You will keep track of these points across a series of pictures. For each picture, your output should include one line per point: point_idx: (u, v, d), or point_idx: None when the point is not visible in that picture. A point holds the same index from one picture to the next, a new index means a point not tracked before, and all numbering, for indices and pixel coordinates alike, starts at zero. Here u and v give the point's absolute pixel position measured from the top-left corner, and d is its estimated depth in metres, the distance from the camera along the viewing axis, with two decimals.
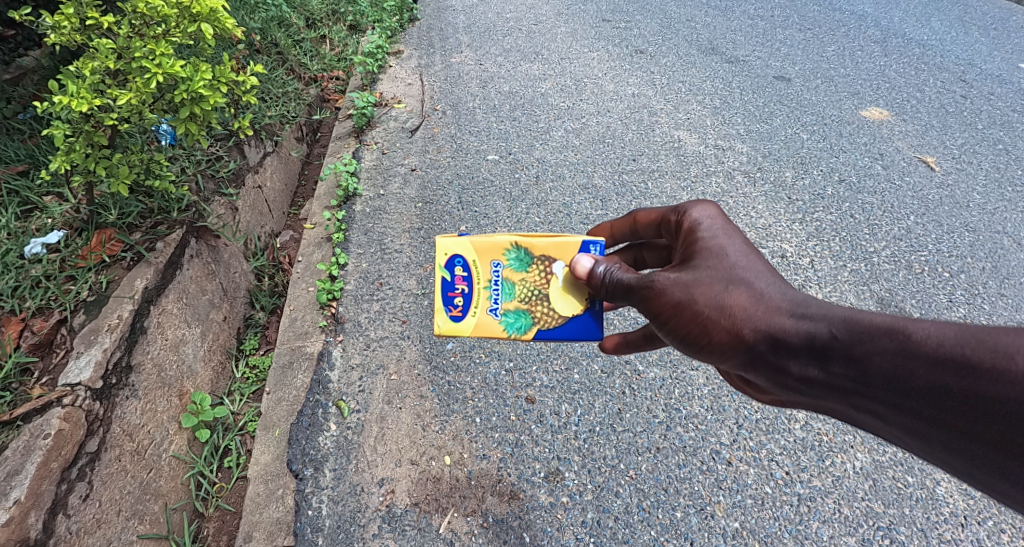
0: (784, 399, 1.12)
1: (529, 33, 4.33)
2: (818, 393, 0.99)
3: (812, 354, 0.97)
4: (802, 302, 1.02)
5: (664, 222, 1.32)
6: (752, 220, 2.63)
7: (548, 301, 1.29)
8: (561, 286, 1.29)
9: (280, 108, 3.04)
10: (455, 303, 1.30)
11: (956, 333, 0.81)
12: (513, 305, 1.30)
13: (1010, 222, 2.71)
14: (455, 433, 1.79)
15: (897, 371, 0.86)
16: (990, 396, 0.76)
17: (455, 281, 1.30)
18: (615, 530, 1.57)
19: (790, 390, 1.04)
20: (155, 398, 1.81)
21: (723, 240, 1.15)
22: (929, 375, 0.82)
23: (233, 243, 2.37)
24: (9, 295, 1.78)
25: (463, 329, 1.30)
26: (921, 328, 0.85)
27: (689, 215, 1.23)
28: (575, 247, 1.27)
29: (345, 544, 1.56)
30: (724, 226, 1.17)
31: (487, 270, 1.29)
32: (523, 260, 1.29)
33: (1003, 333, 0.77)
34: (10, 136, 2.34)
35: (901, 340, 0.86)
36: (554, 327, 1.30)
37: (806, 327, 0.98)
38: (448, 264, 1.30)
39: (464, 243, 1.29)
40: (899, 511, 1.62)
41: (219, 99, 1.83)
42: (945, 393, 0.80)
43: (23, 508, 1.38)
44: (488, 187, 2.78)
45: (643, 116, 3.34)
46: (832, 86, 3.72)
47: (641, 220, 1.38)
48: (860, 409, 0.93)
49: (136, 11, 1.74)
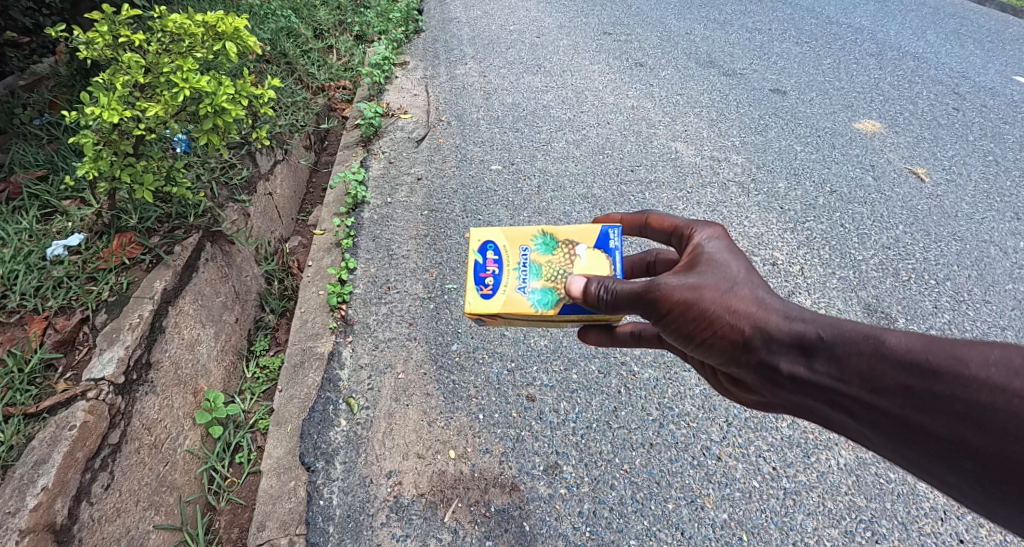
0: (770, 401, 1.14)
1: (532, 46, 4.45)
2: (800, 391, 1.02)
3: (798, 352, 1.00)
4: (793, 307, 1.06)
5: (675, 234, 1.36)
6: (745, 228, 2.72)
7: (573, 278, 1.31)
8: (585, 264, 1.32)
9: (290, 118, 3.16)
10: (486, 282, 1.33)
11: (923, 340, 0.86)
12: (540, 283, 1.31)
13: (997, 231, 2.80)
14: (460, 429, 1.87)
15: (871, 372, 0.90)
16: (952, 398, 0.80)
17: (486, 263, 1.36)
18: (609, 521, 1.65)
19: (775, 387, 1.07)
20: (172, 394, 1.88)
21: (727, 258, 1.18)
22: (898, 376, 0.86)
23: (245, 248, 2.46)
24: (32, 295, 1.89)
25: (492, 306, 1.30)
26: (894, 334, 0.89)
27: (698, 234, 1.28)
28: (595, 232, 1.36)
29: (354, 532, 1.64)
30: (730, 246, 1.22)
31: (516, 252, 1.36)
32: (548, 243, 1.36)
33: (964, 344, 0.82)
34: (30, 142, 2.44)
35: (877, 344, 0.90)
36: (580, 302, 1.28)
37: (796, 328, 1.01)
38: (480, 249, 1.38)
39: (496, 231, 1.40)
40: (881, 505, 1.71)
41: (240, 112, 1.94)
42: (911, 394, 0.85)
43: (51, 494, 1.46)
44: (492, 196, 2.88)
45: (642, 128, 3.45)
46: (826, 99, 3.83)
47: (653, 223, 1.41)
48: (837, 408, 0.96)
49: (166, 31, 1.90)
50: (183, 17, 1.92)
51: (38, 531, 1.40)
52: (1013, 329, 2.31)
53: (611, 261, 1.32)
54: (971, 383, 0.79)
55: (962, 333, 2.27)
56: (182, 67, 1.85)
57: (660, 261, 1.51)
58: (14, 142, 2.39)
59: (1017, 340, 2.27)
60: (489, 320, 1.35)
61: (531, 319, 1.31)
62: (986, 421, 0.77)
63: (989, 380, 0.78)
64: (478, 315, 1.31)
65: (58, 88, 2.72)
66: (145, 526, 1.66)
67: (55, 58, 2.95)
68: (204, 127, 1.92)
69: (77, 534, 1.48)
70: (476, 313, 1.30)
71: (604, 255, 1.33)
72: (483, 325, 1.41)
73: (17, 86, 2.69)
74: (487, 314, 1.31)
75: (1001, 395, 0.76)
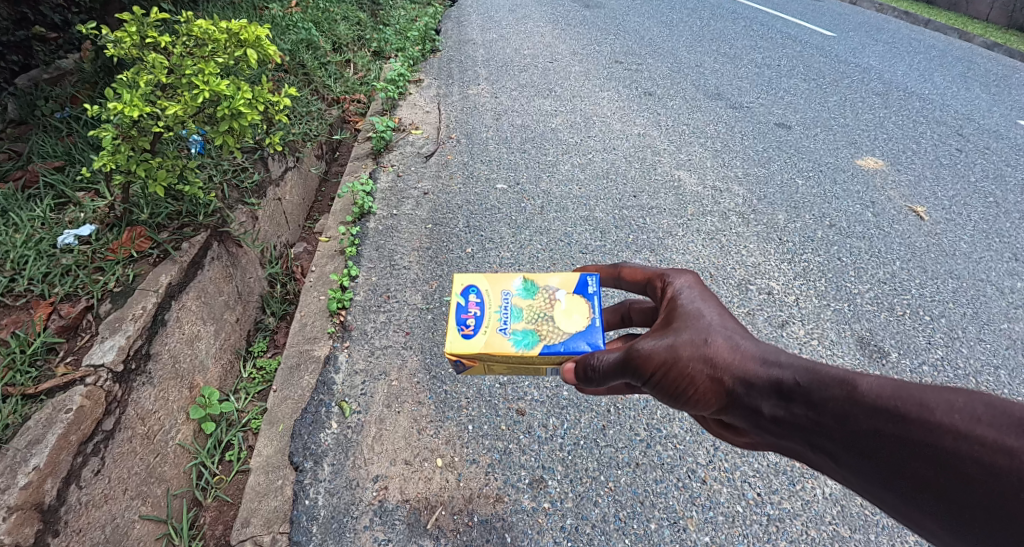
0: (760, 444, 1.11)
1: (545, 70, 4.57)
2: (784, 436, 0.99)
3: (778, 399, 0.98)
4: (771, 351, 1.05)
5: (649, 284, 1.37)
6: (743, 257, 2.76)
7: (553, 320, 1.33)
8: (565, 308, 1.36)
9: (304, 127, 3.24)
10: (467, 323, 1.34)
11: (892, 385, 0.84)
12: (521, 324, 1.33)
13: (994, 271, 2.83)
14: (448, 439, 1.89)
15: (846, 417, 0.87)
16: (918, 443, 0.78)
17: (468, 306, 1.37)
18: (591, 537, 1.66)
19: (760, 432, 1.04)
20: (168, 387, 1.91)
21: (700, 306, 1.21)
22: (870, 422, 0.84)
23: (252, 250, 2.52)
24: (40, 281, 1.94)
25: (473, 346, 1.29)
26: (866, 379, 0.87)
27: (672, 283, 1.30)
28: (573, 280, 1.43)
29: (338, 534, 1.65)
30: (701, 292, 1.25)
31: (498, 296, 1.39)
32: (529, 289, 1.41)
33: (931, 389, 0.80)
34: (49, 134, 2.51)
35: (850, 390, 0.88)
36: (560, 341, 1.28)
37: (774, 374, 1.00)
38: (462, 292, 1.40)
39: (478, 277, 1.44)
40: (865, 536, 1.71)
41: (255, 116, 2.03)
42: (880, 439, 0.82)
43: (41, 474, 1.47)
44: (496, 214, 2.94)
45: (646, 155, 3.51)
46: (831, 135, 3.89)
47: (626, 275, 1.41)
48: (818, 453, 0.93)
49: (190, 34, 1.99)
50: (210, 23, 2.01)
51: (26, 509, 1.41)
52: (1007, 368, 2.31)
53: (589, 304, 1.36)
54: (936, 429, 0.77)
55: (955, 370, 2.28)
56: (204, 70, 1.95)
57: (636, 309, 1.49)
58: (34, 133, 2.47)
59: (1010, 380, 2.26)
60: (469, 362, 1.33)
61: (512, 361, 1.30)
62: (952, 467, 0.75)
63: (954, 426, 0.76)
64: (458, 355, 1.30)
65: (81, 84, 2.81)
66: (131, 515, 1.67)
67: (80, 54, 3.05)
68: (220, 129, 2.01)
69: (63, 516, 1.49)
70: (456, 353, 1.29)
71: (582, 299, 1.37)
72: (461, 370, 1.39)
73: (41, 79, 2.79)
74: (468, 354, 1.29)
75: (963, 440, 0.74)
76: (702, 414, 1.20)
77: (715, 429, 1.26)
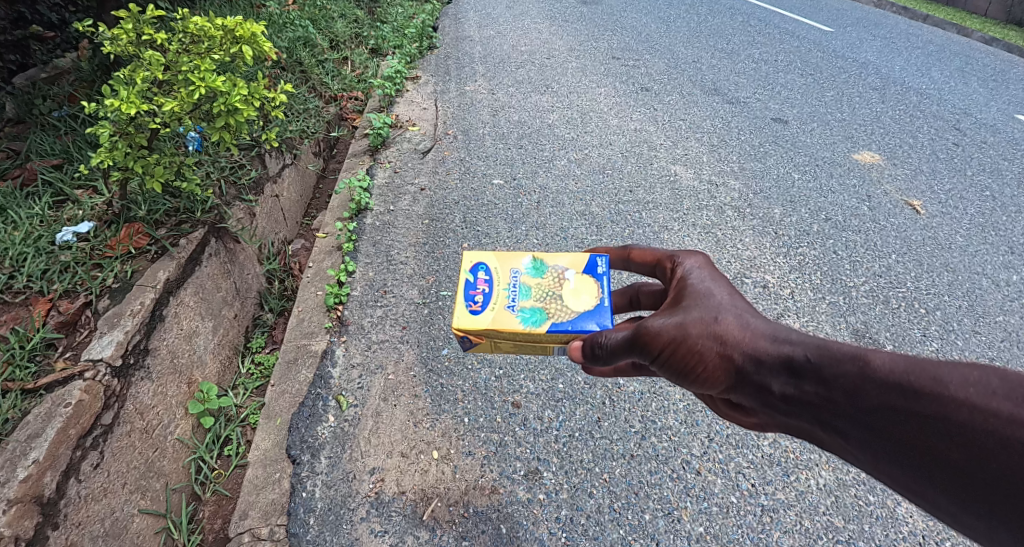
0: (769, 424, 1.12)
1: (542, 67, 4.57)
2: (794, 414, 1.00)
3: (789, 376, 0.99)
4: (782, 330, 1.06)
5: (659, 266, 1.37)
6: (739, 251, 2.77)
7: (561, 299, 1.34)
8: (573, 288, 1.37)
9: (301, 123, 3.25)
10: (475, 299, 1.36)
11: (906, 361, 0.85)
12: (529, 302, 1.34)
13: (990, 264, 2.83)
14: (445, 431, 1.91)
15: (857, 393, 0.88)
16: (930, 417, 0.79)
17: (477, 283, 1.39)
18: (586, 527, 1.67)
19: (769, 411, 1.05)
20: (167, 383, 1.92)
21: (710, 286, 1.21)
22: (882, 396, 0.85)
23: (249, 246, 2.53)
24: (39, 278, 1.94)
25: (481, 322, 1.30)
26: (879, 355, 0.88)
27: (681, 264, 1.30)
28: (582, 261, 1.45)
29: (335, 525, 1.67)
30: (711, 273, 1.25)
31: (506, 274, 1.41)
32: (538, 269, 1.43)
33: (944, 364, 0.81)
34: (48, 132, 2.52)
35: (862, 365, 0.89)
36: (568, 319, 1.29)
37: (785, 351, 1.01)
38: (471, 270, 1.42)
39: (487, 256, 1.46)
40: (859, 526, 1.72)
41: (252, 112, 2.06)
42: (892, 414, 0.83)
43: (41, 467, 1.48)
44: (493, 209, 2.95)
45: (643, 150, 3.52)
46: (827, 129, 3.90)
47: (635, 256, 1.43)
48: (827, 429, 0.94)
49: (186, 32, 2.01)
50: (205, 19, 2.02)
51: (26, 502, 1.42)
52: (1001, 360, 2.32)
53: (597, 284, 1.38)
54: (948, 403, 0.78)
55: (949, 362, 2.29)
56: (199, 67, 1.96)
57: (644, 292, 1.49)
58: (32, 132, 2.48)
59: None
60: (475, 339, 1.33)
61: (519, 338, 1.31)
62: (964, 440, 0.75)
63: (967, 400, 0.76)
64: (464, 330, 1.30)
65: (79, 83, 2.82)
66: (130, 509, 1.68)
67: (78, 53, 3.07)
68: (216, 125, 2.03)
69: (63, 509, 1.50)
70: (464, 328, 1.30)
71: (591, 279, 1.39)
72: (467, 348, 1.39)
73: (39, 78, 2.80)
74: (475, 330, 1.30)
75: (978, 413, 0.75)
76: (710, 393, 1.21)
77: (723, 410, 1.27)
